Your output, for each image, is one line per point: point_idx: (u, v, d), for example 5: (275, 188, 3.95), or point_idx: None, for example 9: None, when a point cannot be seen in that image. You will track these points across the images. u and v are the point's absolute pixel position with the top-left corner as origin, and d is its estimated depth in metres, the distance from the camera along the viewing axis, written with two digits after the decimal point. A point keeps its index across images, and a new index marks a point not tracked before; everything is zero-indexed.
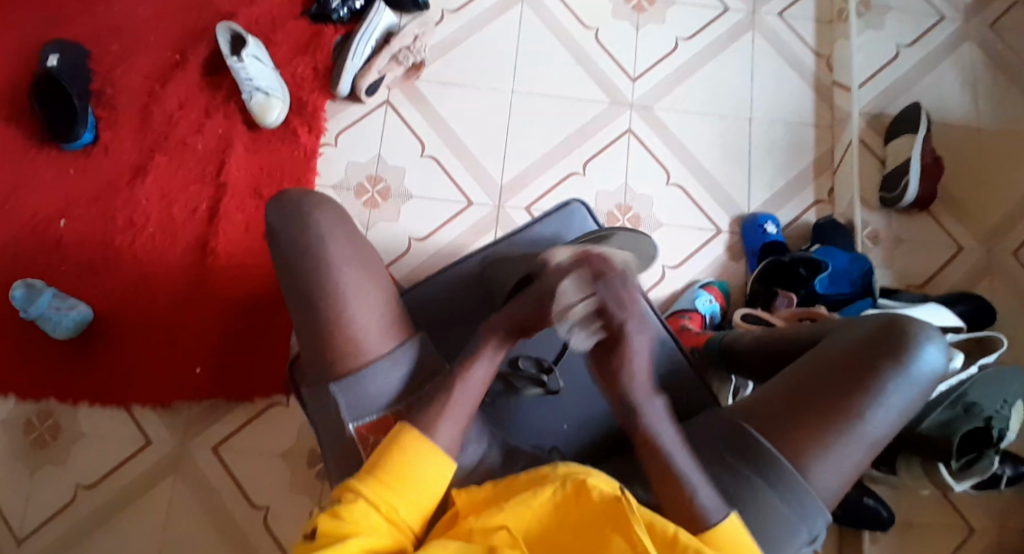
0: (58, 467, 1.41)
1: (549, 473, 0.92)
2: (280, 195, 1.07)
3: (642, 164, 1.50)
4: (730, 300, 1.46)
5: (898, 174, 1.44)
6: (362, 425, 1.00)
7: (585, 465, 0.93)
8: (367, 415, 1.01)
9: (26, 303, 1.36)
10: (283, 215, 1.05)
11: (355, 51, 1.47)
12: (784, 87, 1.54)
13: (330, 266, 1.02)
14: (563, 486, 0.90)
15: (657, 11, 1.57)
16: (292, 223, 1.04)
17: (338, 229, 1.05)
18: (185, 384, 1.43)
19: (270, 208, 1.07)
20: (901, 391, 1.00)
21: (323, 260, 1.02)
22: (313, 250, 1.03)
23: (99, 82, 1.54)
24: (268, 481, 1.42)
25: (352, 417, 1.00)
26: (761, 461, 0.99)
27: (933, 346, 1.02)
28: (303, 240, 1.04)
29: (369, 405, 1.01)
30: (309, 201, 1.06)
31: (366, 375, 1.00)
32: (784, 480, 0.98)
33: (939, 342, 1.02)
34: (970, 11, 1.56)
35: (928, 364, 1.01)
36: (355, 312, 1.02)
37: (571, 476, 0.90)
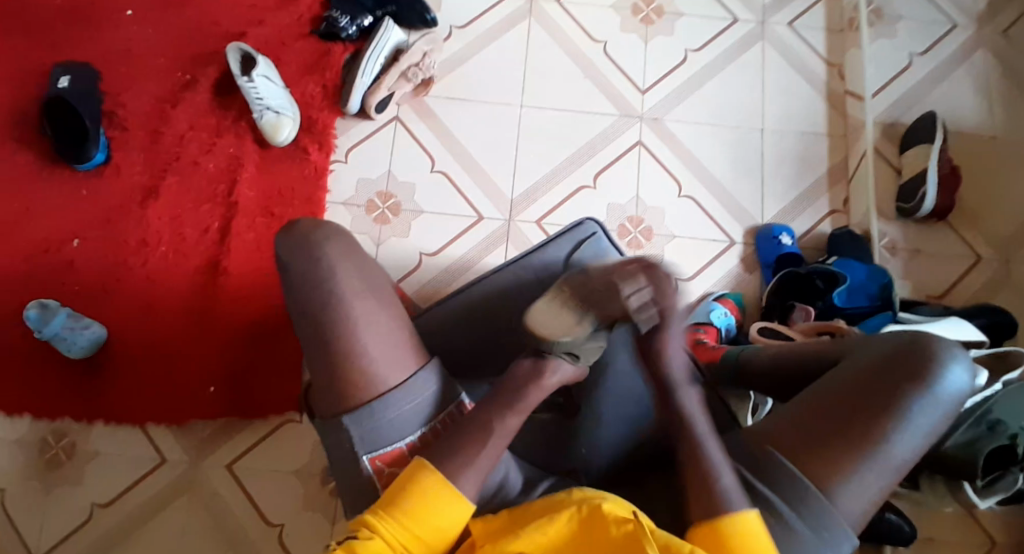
0: (73, 486, 1.41)
1: (565, 498, 0.94)
2: (288, 226, 1.09)
3: (654, 178, 1.49)
4: (745, 313, 1.44)
5: (916, 184, 1.42)
6: (377, 459, 1.04)
7: (599, 490, 0.95)
8: (381, 448, 1.04)
9: (41, 323, 1.36)
10: (292, 247, 1.07)
11: (364, 69, 1.47)
12: (796, 97, 1.53)
13: (341, 300, 1.05)
14: (579, 510, 0.92)
15: (665, 23, 1.56)
16: (298, 254, 1.06)
17: (343, 259, 1.07)
18: (199, 404, 1.44)
19: (279, 239, 1.09)
20: (926, 413, 1.00)
21: (333, 294, 1.05)
22: (323, 283, 1.05)
23: (110, 102, 1.54)
24: (282, 501, 1.41)
25: (366, 451, 1.04)
26: (785, 485, 0.99)
27: (959, 366, 1.02)
28: (310, 272, 1.06)
29: (383, 438, 1.04)
30: (315, 233, 1.08)
31: (379, 408, 1.04)
32: (807, 504, 0.98)
33: (963, 362, 1.03)
34: (983, 17, 1.55)
35: (953, 385, 1.01)
36: (363, 345, 1.04)
37: (588, 500, 0.93)
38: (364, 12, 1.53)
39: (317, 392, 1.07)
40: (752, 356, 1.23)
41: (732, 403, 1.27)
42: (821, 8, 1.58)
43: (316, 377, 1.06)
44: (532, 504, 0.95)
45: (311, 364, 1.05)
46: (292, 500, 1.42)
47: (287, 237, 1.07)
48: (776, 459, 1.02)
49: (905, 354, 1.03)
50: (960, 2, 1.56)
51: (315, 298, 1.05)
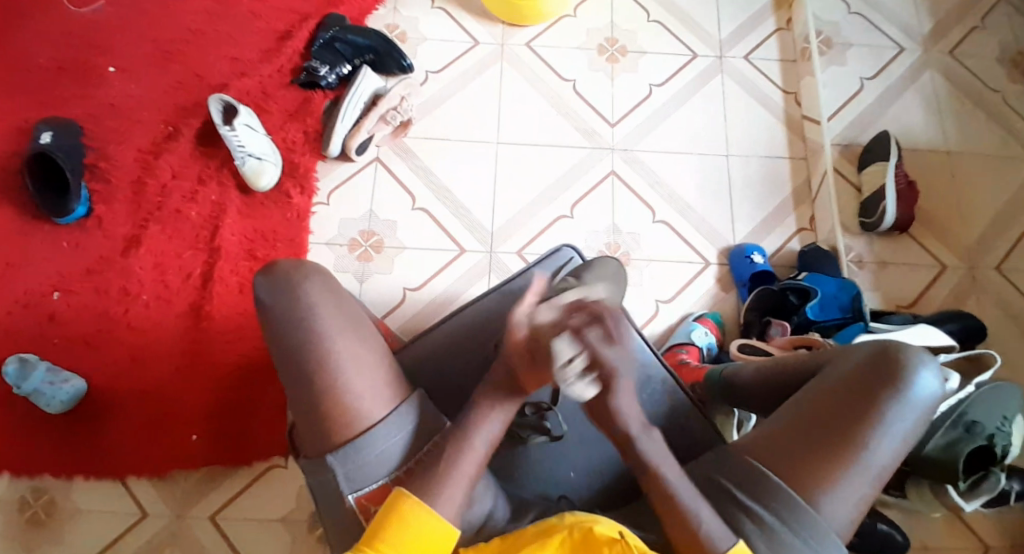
0: (52, 546, 1.37)
1: (557, 523, 0.98)
2: (275, 265, 1.11)
3: (627, 205, 1.54)
4: (725, 332, 1.48)
5: (876, 200, 1.49)
6: (362, 496, 1.05)
7: (589, 514, 0.99)
8: (366, 485, 1.05)
9: (19, 379, 1.37)
10: (274, 287, 1.09)
11: (344, 114, 1.52)
12: (756, 124, 1.61)
13: (324, 337, 1.06)
14: (571, 532, 0.96)
15: (630, 61, 1.64)
16: (282, 294, 1.08)
17: (325, 300, 1.09)
18: (182, 452, 1.42)
19: (263, 279, 1.10)
20: (902, 418, 1.04)
21: (317, 332, 1.06)
22: (307, 320, 1.07)
23: (92, 155, 1.56)
24: (270, 549, 1.39)
25: (352, 489, 1.05)
26: (772, 495, 1.03)
27: (929, 371, 1.06)
28: (295, 311, 1.07)
29: (367, 475, 1.05)
30: (295, 273, 1.10)
31: (361, 444, 1.04)
32: (796, 515, 1.01)
33: (934, 367, 1.07)
34: (928, 42, 1.65)
35: (925, 389, 1.05)
36: (350, 381, 1.06)
37: (579, 524, 0.97)
38: (343, 61, 1.60)
39: (312, 421, 1.06)
40: (736, 372, 1.26)
41: (717, 420, 1.32)
42: (774, 41, 1.67)
43: (311, 403, 1.06)
44: (524, 532, 0.98)
45: (304, 394, 1.06)
46: (281, 549, 1.39)
47: (271, 277, 1.09)
48: (764, 472, 1.04)
49: (878, 362, 1.07)
50: (905, 28, 1.66)
51: (305, 333, 1.07)
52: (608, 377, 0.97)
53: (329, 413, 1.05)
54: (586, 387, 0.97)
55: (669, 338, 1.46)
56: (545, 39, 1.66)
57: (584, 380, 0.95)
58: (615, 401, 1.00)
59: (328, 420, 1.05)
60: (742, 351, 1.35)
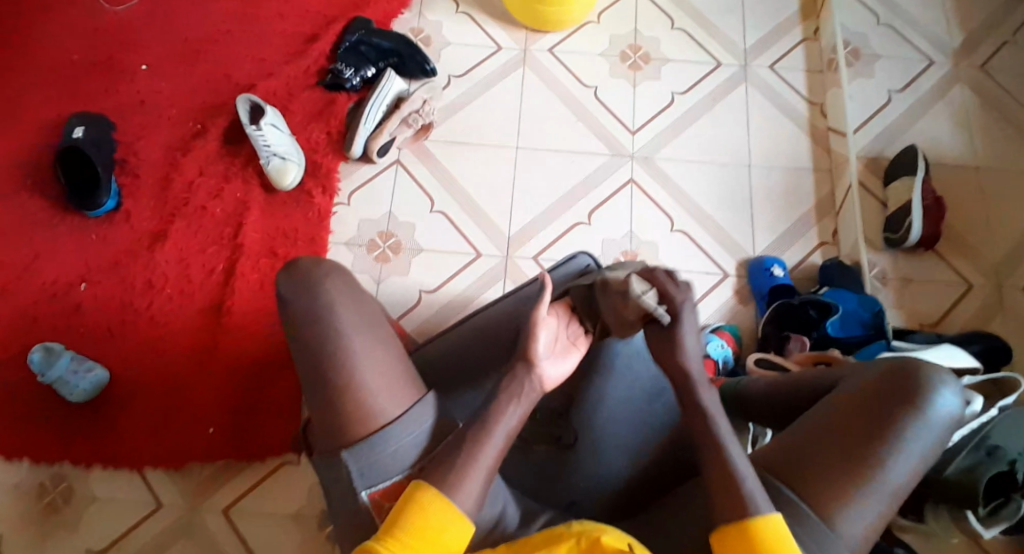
0: (69, 533, 1.40)
1: (562, 532, 0.98)
2: (289, 264, 1.13)
3: (645, 213, 1.54)
4: (742, 343, 1.46)
5: (901, 215, 1.45)
6: (375, 492, 1.05)
7: (598, 523, 0.98)
8: (380, 482, 1.05)
9: (44, 367, 1.39)
10: (294, 283, 1.10)
11: (366, 118, 1.54)
12: (779, 135, 1.59)
13: (341, 333, 1.08)
14: (578, 542, 0.96)
15: (653, 68, 1.64)
16: (301, 291, 1.09)
17: (344, 296, 1.10)
18: (198, 444, 1.44)
19: (282, 276, 1.12)
20: (920, 436, 1.02)
21: (335, 328, 1.08)
22: (324, 316, 1.08)
23: (122, 152, 1.60)
24: (280, 544, 1.40)
25: (365, 484, 1.04)
26: (785, 512, 1.01)
27: (949, 389, 1.04)
28: (314, 307, 1.09)
29: (381, 471, 1.05)
30: (313, 269, 1.12)
31: (377, 441, 1.04)
32: (807, 531, 0.99)
33: (954, 386, 1.05)
34: (960, 54, 1.61)
35: (946, 406, 1.03)
36: (363, 377, 1.07)
37: (586, 533, 0.96)
38: (367, 64, 1.62)
39: (319, 420, 1.08)
40: (753, 384, 1.24)
41: (732, 435, 1.30)
42: (800, 51, 1.65)
43: (317, 400, 1.08)
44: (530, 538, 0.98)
45: (315, 391, 1.07)
46: (290, 543, 1.41)
47: (290, 273, 1.11)
48: (774, 487, 1.03)
49: (895, 378, 1.05)
50: (935, 40, 1.63)
51: (322, 329, 1.08)
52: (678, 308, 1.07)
53: (334, 412, 1.06)
54: (661, 317, 1.07)
55: None
56: (568, 45, 1.66)
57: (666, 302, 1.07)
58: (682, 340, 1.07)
59: (333, 418, 1.07)
60: (759, 364, 1.32)
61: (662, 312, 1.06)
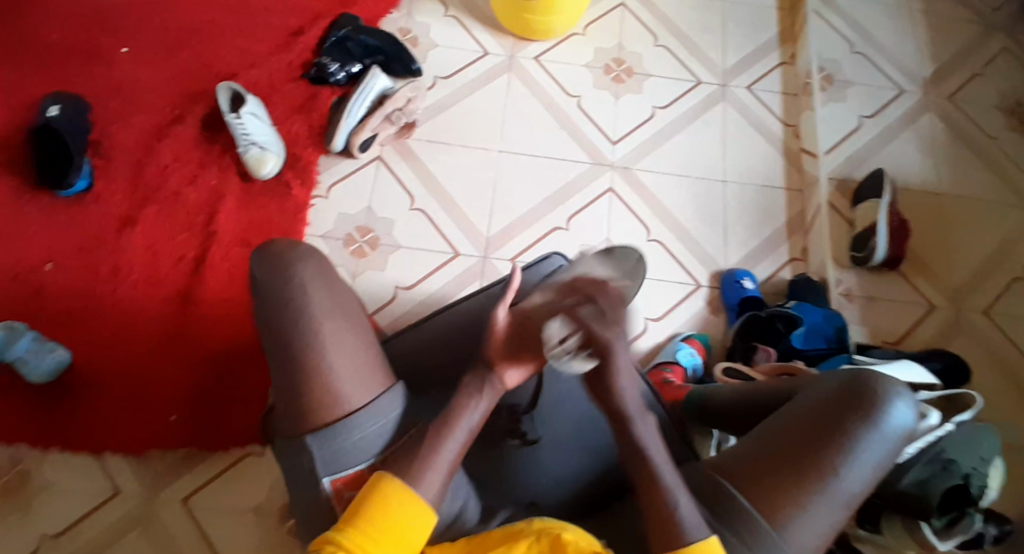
0: (22, 515, 1.36)
1: (523, 528, 0.98)
2: (267, 245, 1.11)
3: (623, 221, 1.56)
4: (711, 354, 1.49)
5: (866, 236, 1.50)
6: (338, 481, 1.04)
7: (560, 521, 0.98)
8: (342, 470, 1.04)
9: (4, 346, 1.35)
10: (267, 265, 1.09)
11: (350, 111, 1.54)
12: (755, 154, 1.63)
13: (311, 317, 1.06)
14: (538, 539, 0.96)
15: (635, 82, 1.67)
16: (275, 273, 1.08)
17: (316, 279, 1.08)
18: (158, 433, 1.41)
19: (257, 257, 1.10)
20: (873, 448, 1.04)
21: (305, 311, 1.06)
22: (296, 299, 1.07)
23: (97, 133, 1.57)
24: (236, 540, 1.37)
25: (327, 472, 1.04)
26: (741, 517, 1.03)
27: (904, 404, 1.06)
28: (285, 290, 1.07)
29: (343, 461, 1.04)
30: (294, 254, 1.10)
31: (340, 429, 1.04)
32: (758, 538, 1.02)
33: (909, 400, 1.07)
34: (928, 86, 1.68)
35: (900, 421, 1.05)
36: (332, 364, 1.05)
37: (547, 531, 0.96)
38: (353, 60, 1.61)
39: (293, 403, 1.07)
40: (716, 391, 1.27)
41: (696, 440, 1.31)
42: (777, 74, 1.71)
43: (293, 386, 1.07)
44: (492, 532, 0.98)
45: (286, 375, 1.06)
46: (247, 539, 1.37)
47: (264, 256, 1.09)
48: (731, 492, 1.05)
49: (855, 392, 1.07)
50: (906, 71, 1.70)
51: (294, 311, 1.06)
52: (605, 353, 1.04)
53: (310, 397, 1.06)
54: (585, 361, 1.04)
55: (655, 356, 1.46)
56: (554, 55, 1.68)
57: (575, 357, 1.04)
58: (616, 381, 1.05)
59: (307, 402, 1.05)
60: (725, 373, 1.34)
61: (578, 359, 1.04)
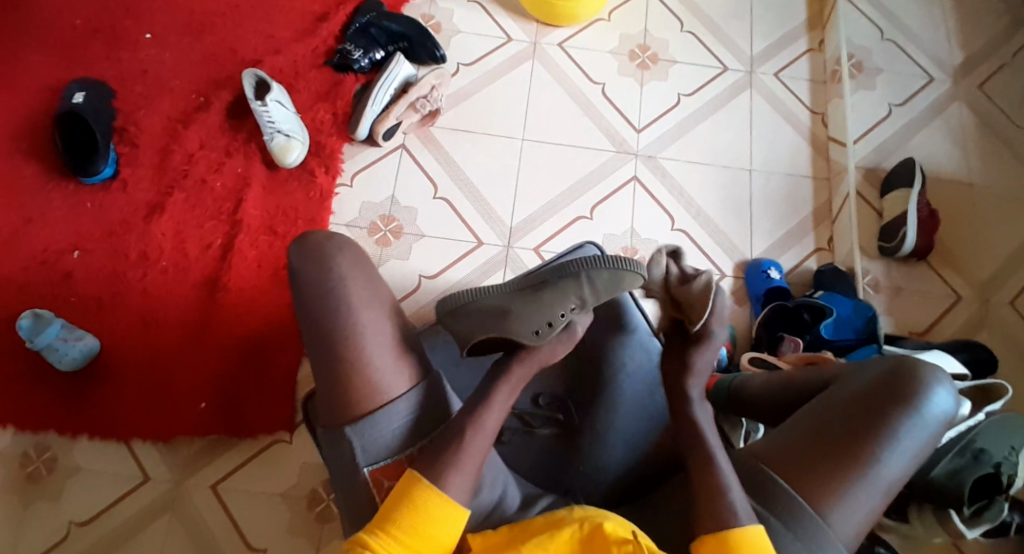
0: (51, 503, 1.39)
1: (565, 517, 0.98)
2: (304, 237, 1.11)
3: (647, 211, 1.55)
4: (736, 345, 1.49)
5: (896, 225, 1.49)
6: (376, 469, 1.06)
7: (600, 510, 0.99)
8: (380, 459, 1.06)
9: (32, 334, 1.36)
10: (306, 255, 1.09)
11: (374, 99, 1.53)
12: (781, 141, 1.61)
13: (348, 307, 1.07)
14: (580, 527, 0.97)
15: (660, 69, 1.65)
16: (312, 263, 1.09)
17: (354, 269, 1.09)
18: (188, 420, 1.42)
19: (294, 247, 1.10)
20: (913, 433, 1.04)
21: (342, 302, 1.07)
22: (331, 293, 1.08)
23: (122, 120, 1.57)
24: (264, 524, 1.39)
25: (366, 460, 1.06)
26: (782, 505, 1.03)
27: (943, 390, 1.07)
28: (323, 279, 1.08)
29: (379, 449, 1.06)
30: (331, 244, 1.10)
31: (380, 417, 1.06)
32: (801, 524, 1.01)
33: (948, 386, 1.07)
34: (959, 73, 1.66)
35: (940, 407, 1.06)
36: (369, 354, 1.07)
37: (589, 518, 0.97)
38: (377, 47, 1.61)
39: (326, 395, 1.08)
40: (745, 381, 1.26)
41: (725, 429, 1.30)
42: (805, 61, 1.68)
43: (327, 381, 1.07)
44: (533, 520, 0.99)
45: (323, 367, 1.07)
46: (275, 522, 1.39)
47: (302, 245, 1.10)
48: (772, 481, 1.05)
49: (892, 378, 1.07)
50: (936, 58, 1.67)
51: (333, 300, 1.07)
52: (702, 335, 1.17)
53: (342, 390, 1.06)
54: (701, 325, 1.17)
55: None
56: (579, 41, 1.67)
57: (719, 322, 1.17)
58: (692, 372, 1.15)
59: (341, 395, 1.07)
60: (752, 363, 1.34)
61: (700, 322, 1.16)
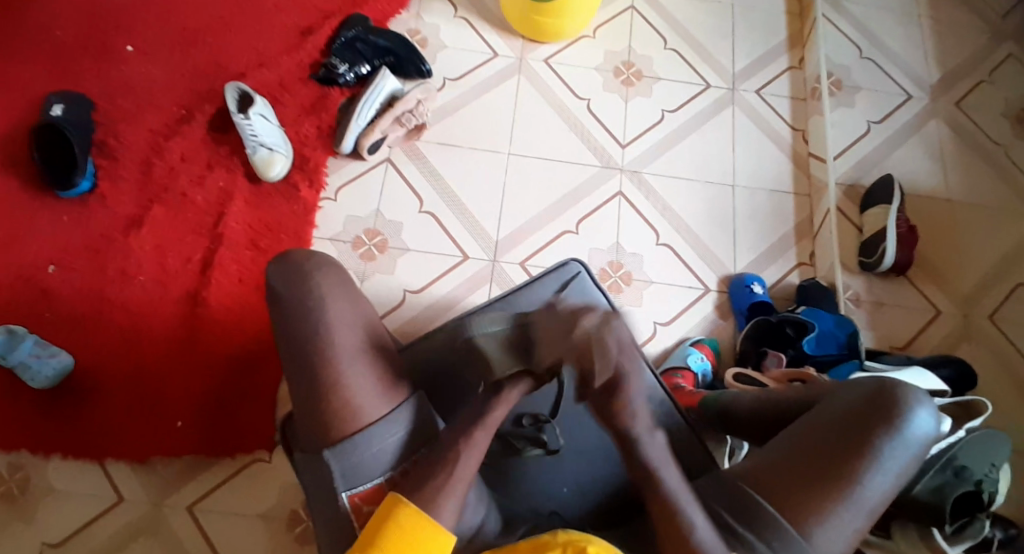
0: (23, 524, 1.34)
1: (550, 540, 0.97)
2: (285, 257, 1.12)
3: (632, 226, 1.56)
4: (721, 359, 1.49)
5: (876, 241, 1.51)
6: (356, 495, 1.04)
7: (585, 533, 0.98)
8: (361, 484, 1.04)
9: (6, 350, 1.32)
10: (286, 276, 1.10)
11: (359, 113, 1.52)
12: (764, 157, 1.63)
13: (331, 325, 1.08)
14: (565, 551, 0.95)
15: (645, 85, 1.67)
16: (294, 284, 1.09)
17: (336, 289, 1.10)
18: (166, 438, 1.39)
19: (275, 268, 1.11)
20: (896, 455, 1.05)
21: (326, 319, 1.08)
22: (313, 311, 1.08)
23: (101, 132, 1.55)
24: (243, 545, 1.36)
25: (346, 486, 1.04)
26: (768, 527, 1.03)
27: (925, 411, 1.07)
28: (305, 299, 1.08)
29: (361, 474, 1.04)
30: (311, 262, 1.12)
31: (358, 442, 1.04)
32: (786, 547, 1.02)
33: (930, 407, 1.08)
34: (935, 92, 1.69)
35: (922, 428, 1.06)
36: (350, 375, 1.06)
37: (574, 543, 0.95)
38: (363, 61, 1.60)
39: (313, 412, 1.06)
40: (734, 398, 1.26)
41: (710, 446, 1.30)
42: (787, 78, 1.71)
43: (316, 396, 1.06)
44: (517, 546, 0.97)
45: (313, 382, 1.06)
46: (254, 544, 1.36)
47: (284, 265, 1.10)
48: (757, 502, 1.05)
49: (876, 400, 1.08)
50: (913, 77, 1.71)
51: (317, 317, 1.08)
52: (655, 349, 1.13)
53: (331, 406, 1.05)
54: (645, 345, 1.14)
55: (666, 360, 1.47)
56: (565, 57, 1.68)
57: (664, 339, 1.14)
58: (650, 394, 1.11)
59: (330, 410, 1.05)
60: (737, 379, 1.35)
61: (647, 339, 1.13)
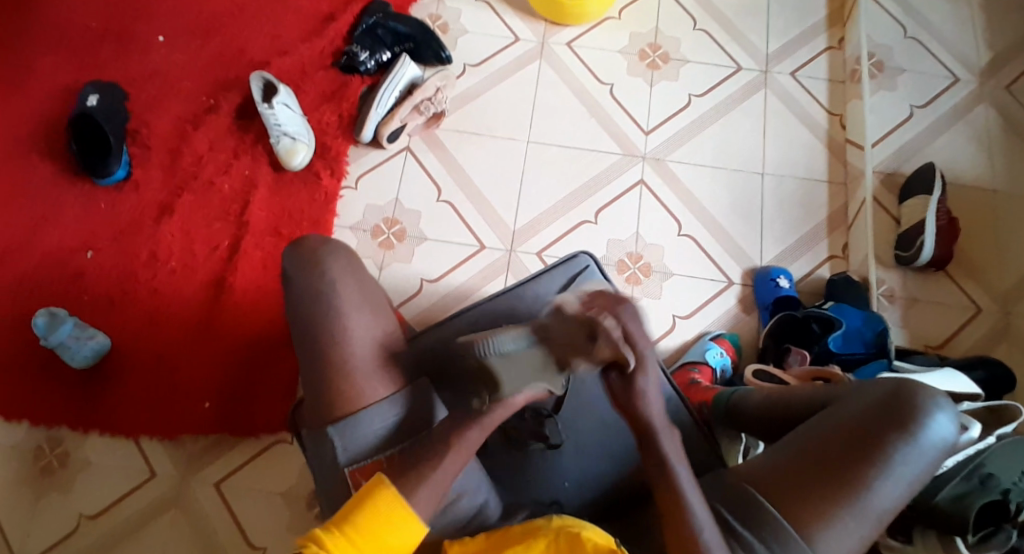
0: (63, 495, 1.43)
1: (542, 525, 0.97)
2: (299, 242, 1.13)
3: (653, 216, 1.52)
4: (741, 354, 1.44)
5: (912, 235, 1.43)
6: (357, 469, 1.05)
7: (578, 519, 0.98)
8: (362, 458, 1.05)
9: (47, 332, 1.39)
10: (295, 268, 1.10)
11: (378, 102, 1.53)
12: (796, 143, 1.56)
13: (339, 313, 1.08)
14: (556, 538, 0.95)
15: (671, 69, 1.61)
16: (304, 270, 1.10)
17: (346, 275, 1.10)
18: (193, 418, 1.45)
19: (289, 253, 1.12)
20: (909, 461, 1.00)
21: (331, 308, 1.08)
22: (319, 302, 1.08)
23: (134, 121, 1.60)
24: (265, 522, 1.42)
25: (347, 458, 1.05)
26: (769, 528, 0.99)
27: (944, 415, 1.02)
28: (313, 285, 1.09)
29: (362, 448, 1.05)
30: (325, 249, 1.12)
31: (360, 418, 1.05)
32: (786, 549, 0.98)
33: (949, 412, 1.03)
34: (985, 73, 1.58)
35: (939, 434, 1.01)
36: (355, 362, 1.07)
37: (565, 529, 0.96)
38: (383, 48, 1.60)
39: (308, 407, 1.09)
40: (744, 396, 1.22)
41: (722, 444, 1.25)
42: (823, 60, 1.62)
43: (310, 394, 1.08)
44: (510, 528, 0.98)
45: (307, 378, 1.08)
46: (275, 522, 1.42)
47: (298, 249, 1.11)
48: (760, 502, 1.01)
49: (891, 402, 1.03)
50: (962, 57, 1.59)
51: (323, 305, 1.08)
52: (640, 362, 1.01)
53: (322, 403, 1.07)
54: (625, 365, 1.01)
55: (681, 356, 1.42)
56: (587, 40, 1.63)
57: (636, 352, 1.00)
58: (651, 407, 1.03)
59: (322, 408, 1.07)
60: (755, 377, 1.29)
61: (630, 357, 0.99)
